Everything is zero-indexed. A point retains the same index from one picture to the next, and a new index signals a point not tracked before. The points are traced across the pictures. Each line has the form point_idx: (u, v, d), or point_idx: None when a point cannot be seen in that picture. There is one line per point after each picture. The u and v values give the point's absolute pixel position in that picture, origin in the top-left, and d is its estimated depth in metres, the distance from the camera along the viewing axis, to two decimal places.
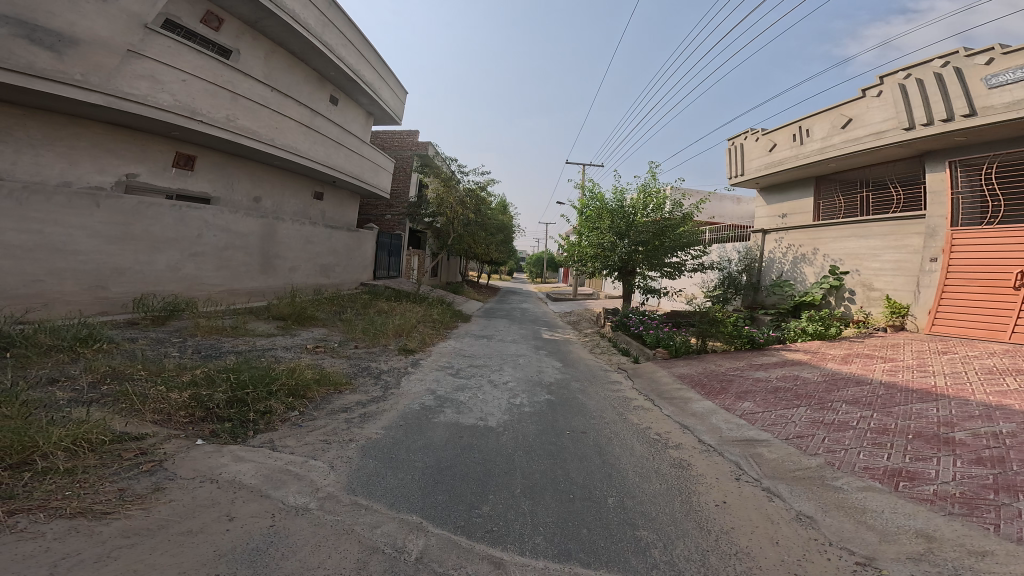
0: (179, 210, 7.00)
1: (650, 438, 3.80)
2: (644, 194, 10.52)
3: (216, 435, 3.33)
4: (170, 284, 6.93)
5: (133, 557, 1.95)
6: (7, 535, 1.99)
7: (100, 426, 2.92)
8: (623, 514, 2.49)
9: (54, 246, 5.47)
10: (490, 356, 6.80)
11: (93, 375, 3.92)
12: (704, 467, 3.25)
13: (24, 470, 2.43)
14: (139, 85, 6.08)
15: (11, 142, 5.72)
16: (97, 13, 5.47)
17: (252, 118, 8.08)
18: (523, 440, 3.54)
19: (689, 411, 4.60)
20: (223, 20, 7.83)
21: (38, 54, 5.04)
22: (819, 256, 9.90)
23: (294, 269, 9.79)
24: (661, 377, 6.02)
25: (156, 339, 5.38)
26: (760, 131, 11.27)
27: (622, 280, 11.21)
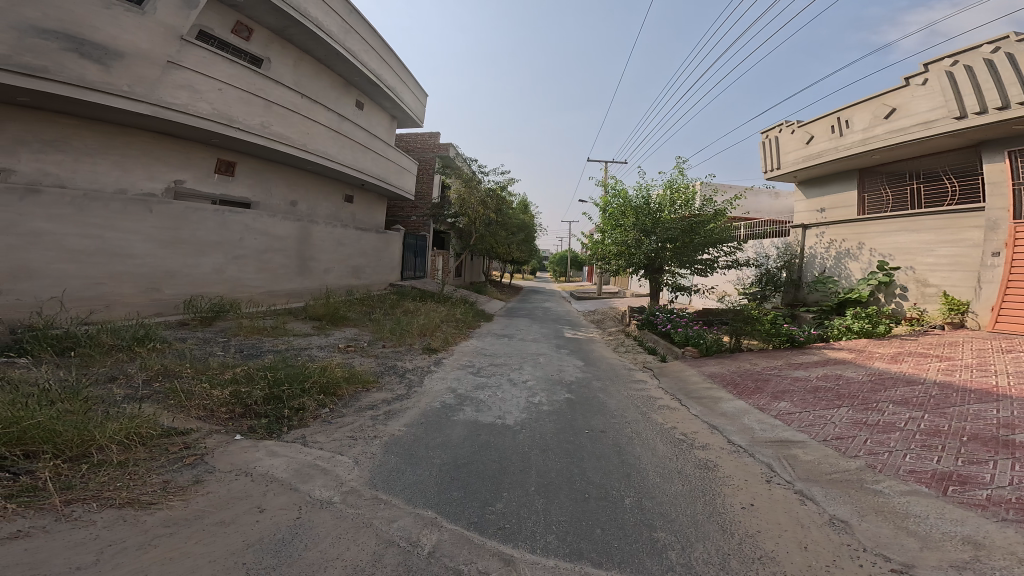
0: (222, 215, 7.37)
1: (675, 438, 3.65)
2: (671, 190, 10.24)
3: (253, 430, 3.47)
4: (216, 286, 7.30)
5: (170, 545, 2.04)
6: (63, 523, 2.11)
7: (149, 421, 3.08)
8: (640, 515, 2.39)
9: (112, 250, 5.87)
10: (511, 355, 6.76)
11: (148, 372, 4.18)
12: (731, 468, 3.09)
13: (82, 462, 2.58)
14: (179, 94, 6.46)
15: (72, 151, 6.18)
16: (139, 27, 5.86)
17: (285, 124, 8.44)
18: (540, 438, 3.48)
19: (719, 411, 4.39)
20: (253, 30, 8.23)
21: (89, 67, 5.44)
22: (865, 251, 9.29)
23: (328, 270, 10.13)
24: (690, 376, 5.79)
25: (204, 339, 5.67)
26: (797, 123, 10.69)
27: (649, 278, 10.89)
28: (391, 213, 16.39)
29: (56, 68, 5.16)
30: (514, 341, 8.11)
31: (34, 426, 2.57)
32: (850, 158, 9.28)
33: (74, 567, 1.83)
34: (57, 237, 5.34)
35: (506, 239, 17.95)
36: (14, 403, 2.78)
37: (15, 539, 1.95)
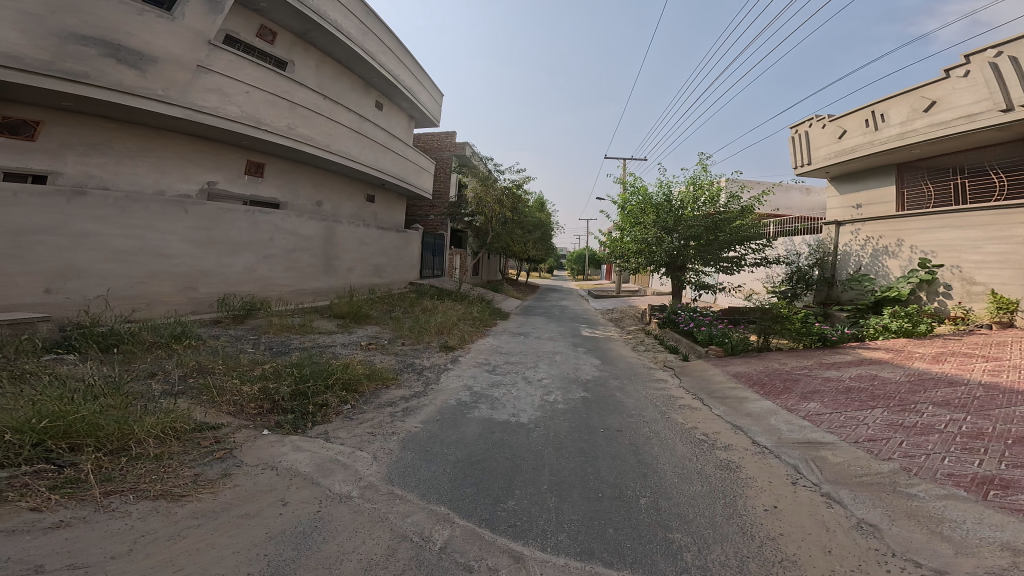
0: (253, 215, 7.63)
1: (696, 438, 3.55)
2: (694, 187, 10.01)
3: (280, 425, 3.56)
4: (247, 285, 7.57)
5: (198, 536, 2.10)
6: (101, 513, 2.19)
7: (183, 416, 3.19)
8: (655, 516, 2.33)
9: (151, 250, 6.16)
10: (527, 353, 6.73)
11: (183, 369, 4.36)
12: (756, 469, 2.97)
13: (121, 455, 2.68)
14: (209, 98, 6.74)
15: (114, 154, 6.50)
16: (170, 32, 6.12)
17: (309, 125, 8.67)
18: (554, 437, 3.44)
19: (744, 412, 4.24)
20: (277, 34, 8.50)
21: (126, 72, 5.73)
22: (905, 248, 8.81)
23: (351, 269, 10.36)
24: (713, 375, 5.62)
25: (236, 337, 5.88)
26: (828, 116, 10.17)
27: (671, 276, 10.64)
28: (411, 214, 16.61)
29: (97, 74, 5.45)
30: (530, 339, 8.08)
31: (79, 420, 2.69)
32: (884, 151, 8.85)
33: (109, 556, 1.89)
34: (101, 238, 5.63)
35: (523, 238, 17.93)
36: (60, 397, 2.93)
37: (57, 529, 2.03)
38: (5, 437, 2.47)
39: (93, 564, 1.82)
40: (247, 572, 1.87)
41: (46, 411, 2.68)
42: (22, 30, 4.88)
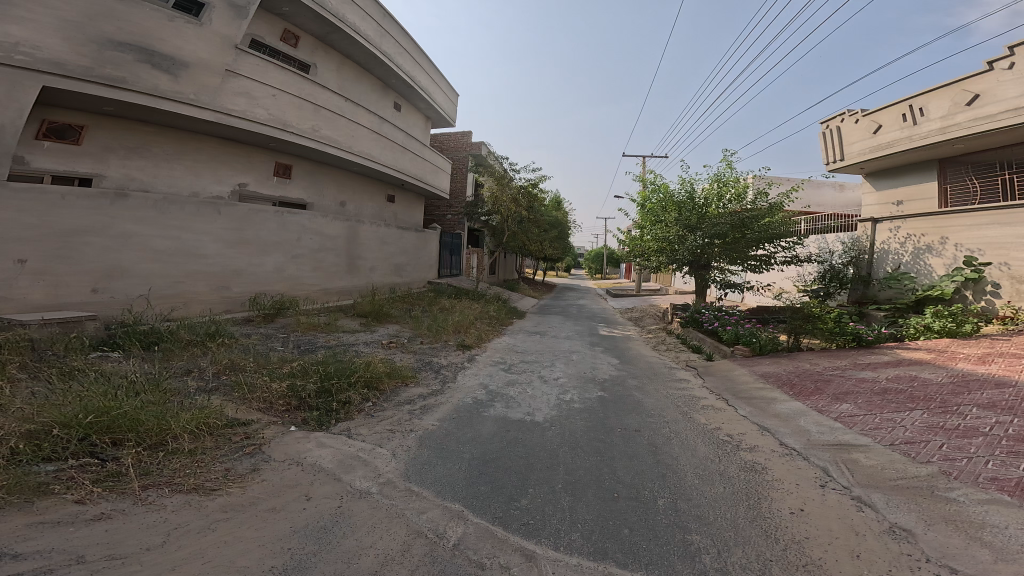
0: (281, 216, 7.86)
1: (719, 439, 3.43)
2: (719, 184, 9.76)
3: (306, 422, 3.64)
4: (276, 284, 7.80)
5: (227, 529, 2.16)
6: (138, 506, 2.28)
7: (216, 412, 3.30)
8: (674, 517, 2.26)
9: (187, 250, 6.37)
10: (542, 352, 6.69)
11: (217, 366, 4.50)
12: (783, 472, 2.85)
13: (159, 450, 2.78)
14: (238, 101, 7.00)
15: (152, 157, 6.79)
16: (199, 37, 6.34)
17: (331, 127, 8.91)
18: (570, 436, 3.40)
19: (772, 412, 4.08)
20: (300, 38, 8.77)
21: (160, 77, 5.98)
22: (949, 246, 8.32)
23: (373, 269, 10.56)
24: (740, 376, 5.44)
25: (266, 335, 6.08)
26: (862, 111, 9.66)
27: (695, 274, 10.35)
28: (429, 214, 16.80)
29: (133, 79, 5.71)
30: (546, 338, 8.04)
31: (121, 415, 2.80)
32: (923, 147, 8.39)
33: (144, 548, 1.96)
34: (143, 238, 5.86)
35: (539, 237, 17.89)
36: (105, 393, 3.05)
37: (99, 521, 2.11)
38: (54, 431, 2.59)
39: (129, 555, 1.89)
40: (273, 564, 1.92)
41: (92, 407, 2.79)
42: (64, 38, 5.12)
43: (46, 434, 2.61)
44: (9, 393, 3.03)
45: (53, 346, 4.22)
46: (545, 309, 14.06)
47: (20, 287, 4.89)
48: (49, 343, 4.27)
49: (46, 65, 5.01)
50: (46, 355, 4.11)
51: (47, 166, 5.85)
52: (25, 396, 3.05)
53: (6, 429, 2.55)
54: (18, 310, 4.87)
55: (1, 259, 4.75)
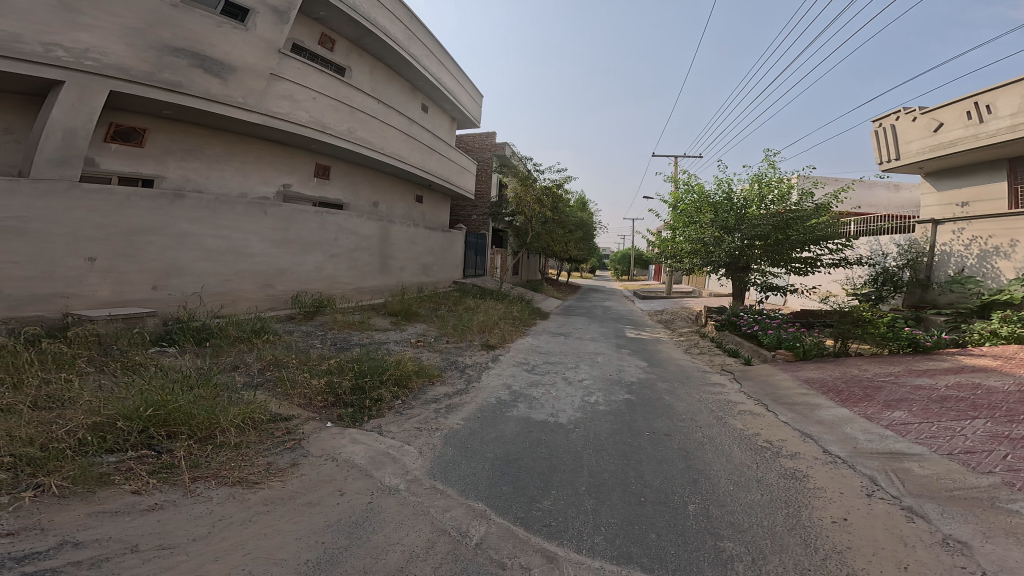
0: (321, 216, 8.16)
1: (758, 445, 3.26)
2: (760, 184, 9.36)
3: (341, 418, 3.75)
4: (315, 283, 8.08)
5: (266, 522, 2.24)
6: (187, 497, 2.39)
7: (261, 407, 3.45)
8: (705, 522, 2.18)
9: (237, 249, 6.64)
10: (567, 354, 6.61)
11: (262, 362, 4.69)
12: (825, 480, 2.68)
13: (208, 443, 2.94)
14: (281, 104, 7.36)
15: (205, 159, 7.21)
16: (244, 42, 6.66)
17: (366, 129, 9.23)
18: (594, 438, 3.34)
19: (815, 419, 3.85)
20: (336, 41, 9.14)
21: (212, 81, 6.33)
22: (1021, 249, 7.61)
23: (403, 268, 10.81)
24: (781, 381, 5.15)
25: (306, 333, 6.31)
26: (920, 109, 9.03)
27: (732, 276, 9.92)
28: (455, 215, 17.03)
29: (188, 82, 6.06)
30: (571, 339, 7.95)
31: (176, 409, 2.98)
32: (991, 146, 7.76)
33: (191, 538, 2.06)
34: (197, 238, 6.08)
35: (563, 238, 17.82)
36: (163, 387, 3.26)
37: (151, 511, 2.23)
38: (119, 423, 2.79)
39: (177, 545, 1.99)
40: (307, 558, 1.98)
41: (152, 401, 2.99)
42: (127, 43, 5.45)
43: (110, 426, 2.82)
44: (78, 386, 3.31)
45: (117, 341, 4.53)
46: (570, 310, 13.95)
47: (91, 284, 5.08)
48: (114, 338, 4.60)
49: (111, 70, 5.34)
50: (112, 350, 4.43)
51: (115, 168, 6.25)
52: (93, 390, 3.29)
53: (76, 421, 2.77)
54: (87, 306, 5.05)
55: (74, 257, 4.93)
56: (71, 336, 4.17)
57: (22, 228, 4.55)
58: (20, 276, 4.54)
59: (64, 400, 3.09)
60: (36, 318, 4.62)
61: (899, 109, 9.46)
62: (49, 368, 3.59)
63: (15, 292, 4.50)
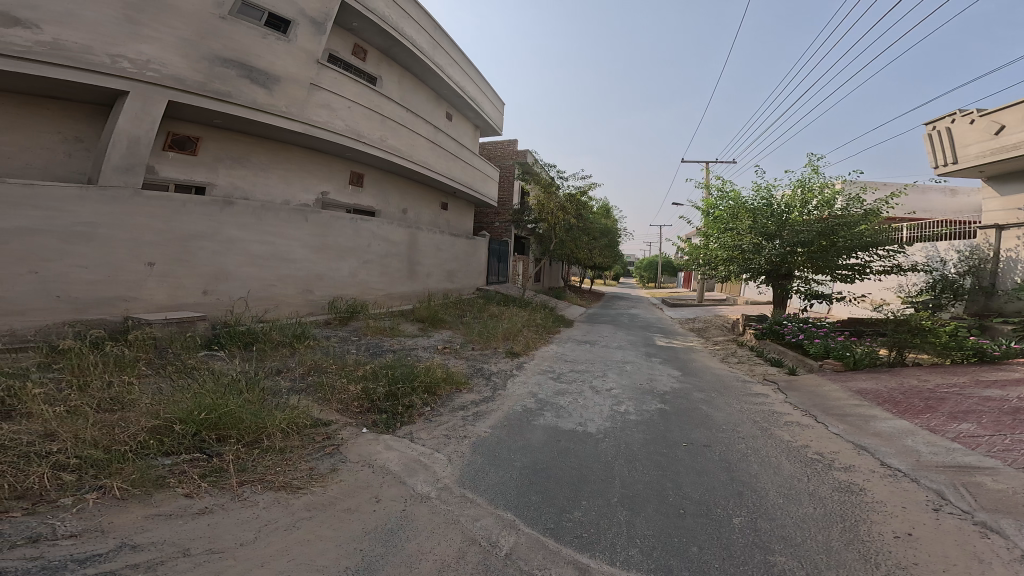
0: (356, 224, 8.46)
1: (807, 457, 3.06)
2: (802, 189, 8.98)
3: (375, 424, 3.81)
4: (350, 289, 8.36)
5: (309, 527, 2.29)
6: (236, 501, 2.49)
7: (303, 412, 3.57)
8: (753, 537, 2.08)
9: (280, 255, 6.99)
10: (594, 362, 6.47)
11: (303, 367, 4.86)
12: (885, 494, 2.50)
13: (255, 447, 3.06)
14: (320, 112, 7.75)
15: (250, 166, 7.68)
16: (287, 53, 7.09)
17: (396, 137, 9.58)
18: (626, 448, 3.23)
19: (871, 431, 3.57)
20: (368, 52, 9.63)
21: (258, 91, 6.76)
22: None
23: (430, 274, 11.01)
24: (830, 391, 4.82)
25: (342, 338, 6.52)
26: (980, 111, 8.44)
27: (772, 284, 9.50)
28: (478, 222, 17.21)
29: (237, 92, 6.49)
30: (597, 347, 7.80)
31: (226, 413, 3.12)
32: None
33: (238, 542, 2.12)
34: (244, 243, 6.45)
35: (587, 245, 17.71)
36: (214, 391, 3.44)
37: (202, 515, 2.32)
38: (174, 427, 2.94)
39: (226, 550, 2.05)
40: (346, 565, 2.00)
41: (204, 404, 3.13)
42: (183, 55, 5.91)
43: (167, 429, 2.97)
44: (138, 389, 3.54)
45: (171, 345, 4.81)
46: (595, 318, 13.73)
47: (149, 288, 5.46)
48: (169, 341, 4.89)
49: (169, 81, 5.81)
50: (166, 353, 4.72)
51: (171, 175, 6.71)
52: (151, 393, 3.52)
53: (137, 424, 2.95)
54: (145, 309, 5.41)
55: (135, 262, 5.31)
56: (132, 339, 4.48)
57: (90, 232, 4.95)
58: (86, 280, 4.92)
59: (126, 403, 3.31)
60: (99, 321, 4.98)
61: (955, 111, 8.88)
62: (113, 370, 3.85)
63: (83, 295, 4.88)
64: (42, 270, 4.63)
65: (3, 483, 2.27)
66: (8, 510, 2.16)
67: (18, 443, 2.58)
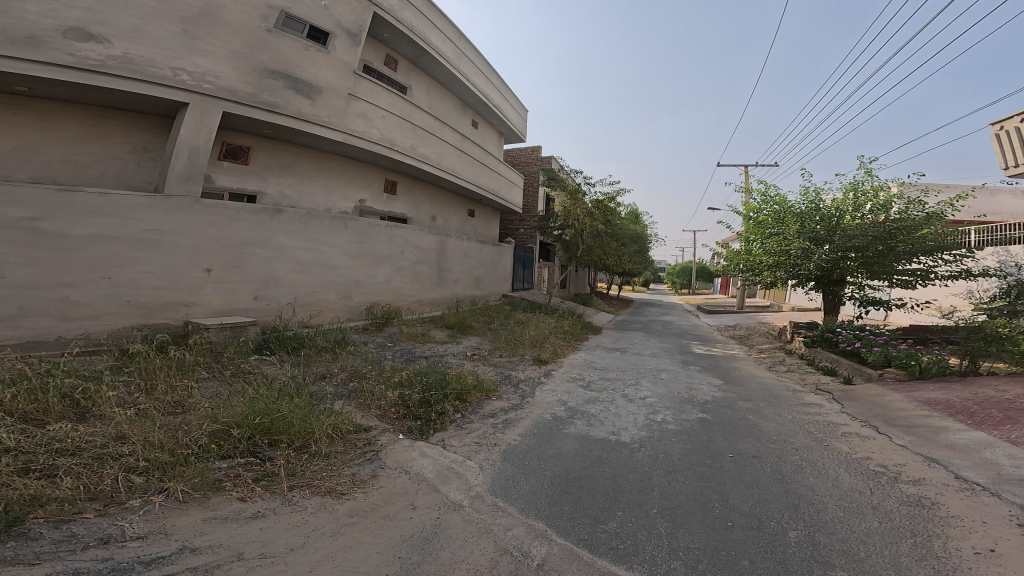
0: (391, 231, 8.76)
1: (869, 470, 2.82)
2: (854, 193, 8.46)
3: (411, 431, 3.87)
4: (385, 295, 8.63)
5: (352, 534, 2.34)
6: (287, 506, 2.59)
7: (346, 418, 3.67)
8: (811, 551, 1.95)
9: (323, 262, 7.34)
10: (626, 370, 6.28)
11: (345, 373, 5.02)
12: (963, 508, 2.28)
13: (304, 451, 3.19)
14: (357, 121, 8.16)
15: (296, 174, 8.17)
16: (326, 63, 7.49)
17: (426, 144, 9.93)
18: (665, 458, 3.10)
19: (942, 442, 3.24)
20: (398, 62, 10.08)
21: (302, 101, 7.20)
22: None
23: (458, 281, 11.19)
24: (892, 402, 4.42)
25: (379, 344, 6.72)
26: None
27: (823, 292, 8.94)
28: (504, 229, 17.25)
29: (283, 102, 6.94)
30: (629, 355, 7.57)
31: (278, 418, 3.27)
32: None
33: (288, 548, 2.20)
34: (291, 250, 6.84)
35: (616, 251, 17.45)
36: (268, 396, 3.62)
37: (255, 519, 2.43)
38: (232, 431, 3.12)
39: (276, 555, 2.13)
40: (386, 572, 2.02)
41: (258, 409, 3.30)
42: (235, 67, 6.36)
43: (225, 433, 3.15)
44: (197, 393, 3.80)
45: (226, 349, 5.13)
46: (624, 325, 13.41)
47: (206, 293, 5.86)
48: (224, 346, 5.22)
49: (223, 92, 6.26)
50: (222, 357, 5.04)
51: (226, 184, 7.21)
52: (209, 397, 3.77)
53: (199, 428, 3.14)
54: (203, 314, 5.82)
55: (195, 269, 5.73)
56: (192, 344, 4.81)
57: (156, 240, 5.38)
58: (152, 285, 5.36)
59: (187, 406, 3.55)
60: (163, 325, 5.41)
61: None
62: (176, 373, 4.15)
63: (150, 300, 5.32)
64: (115, 276, 5.06)
65: (81, 483, 2.47)
66: (83, 511, 2.33)
67: (93, 445, 2.82)
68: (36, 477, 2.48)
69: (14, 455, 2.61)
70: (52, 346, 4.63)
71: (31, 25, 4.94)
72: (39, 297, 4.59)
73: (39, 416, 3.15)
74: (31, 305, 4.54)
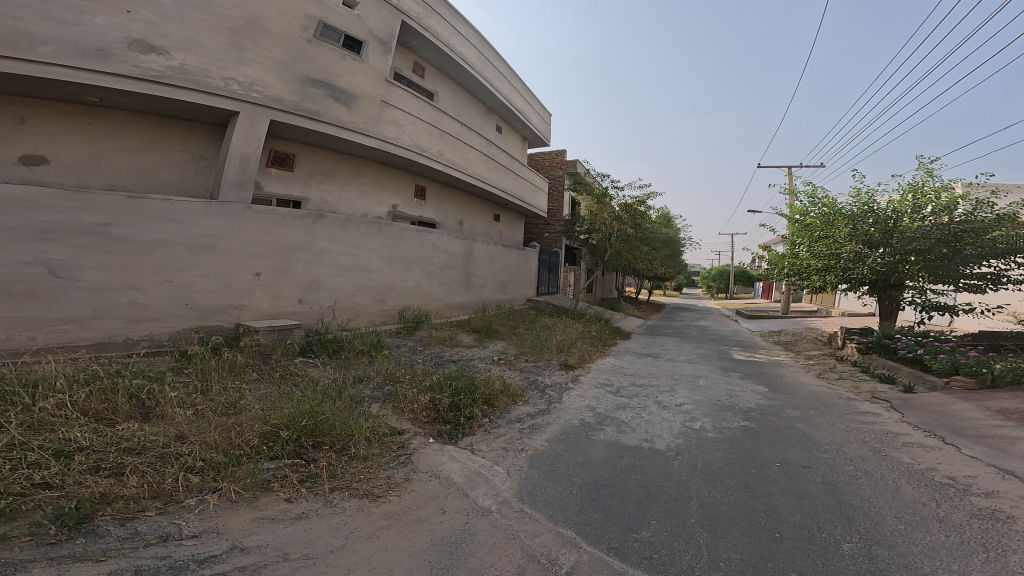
0: (422, 236, 8.99)
1: (934, 481, 2.57)
2: (913, 194, 7.88)
3: (440, 435, 3.91)
4: (417, 300, 8.85)
5: (387, 537, 2.38)
6: (328, 507, 2.68)
7: (381, 422, 3.77)
8: (869, 565, 1.81)
9: (360, 267, 7.65)
10: (659, 377, 6.06)
11: (381, 376, 5.18)
12: None
13: (344, 453, 3.31)
14: (390, 128, 8.53)
15: (336, 180, 8.60)
16: (360, 71, 7.90)
17: (454, 150, 10.21)
18: (704, 467, 2.96)
19: (1019, 454, 2.92)
20: (425, 69, 10.46)
21: (339, 108, 7.61)
22: None
23: (485, 286, 11.32)
24: (960, 411, 4.00)
25: (411, 348, 6.89)
26: None
27: (878, 297, 8.28)
28: (529, 234, 17.33)
29: (324, 110, 7.35)
30: (662, 361, 7.31)
31: (322, 420, 3.41)
32: None
33: (329, 549, 2.27)
34: (331, 254, 7.18)
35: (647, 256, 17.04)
36: (312, 398, 3.79)
37: (300, 520, 2.53)
38: (280, 433, 3.27)
39: (319, 556, 2.21)
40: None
41: (304, 411, 3.46)
42: (279, 77, 6.81)
43: (275, 434, 3.31)
44: (248, 395, 4.04)
45: (273, 352, 5.44)
46: (655, 330, 13.01)
47: (255, 296, 6.25)
48: (271, 348, 5.54)
49: (269, 101, 6.72)
50: (269, 359, 5.35)
51: (273, 190, 7.69)
52: (258, 398, 4.00)
53: (251, 429, 3.33)
54: (252, 316, 6.20)
55: (246, 273, 6.13)
56: (243, 346, 5.14)
57: (212, 244, 5.80)
58: (208, 289, 5.77)
59: (238, 407, 3.78)
60: (217, 327, 5.81)
61: None
62: (228, 374, 4.44)
63: (206, 303, 5.74)
64: (175, 279, 5.49)
65: (145, 482, 2.67)
66: (146, 509, 2.51)
67: (156, 444, 3.04)
68: (107, 474, 2.71)
69: (88, 452, 2.86)
70: (121, 346, 5.08)
71: (99, 38, 5.43)
72: (111, 299, 5.05)
73: (110, 415, 3.44)
74: (103, 307, 4.99)
